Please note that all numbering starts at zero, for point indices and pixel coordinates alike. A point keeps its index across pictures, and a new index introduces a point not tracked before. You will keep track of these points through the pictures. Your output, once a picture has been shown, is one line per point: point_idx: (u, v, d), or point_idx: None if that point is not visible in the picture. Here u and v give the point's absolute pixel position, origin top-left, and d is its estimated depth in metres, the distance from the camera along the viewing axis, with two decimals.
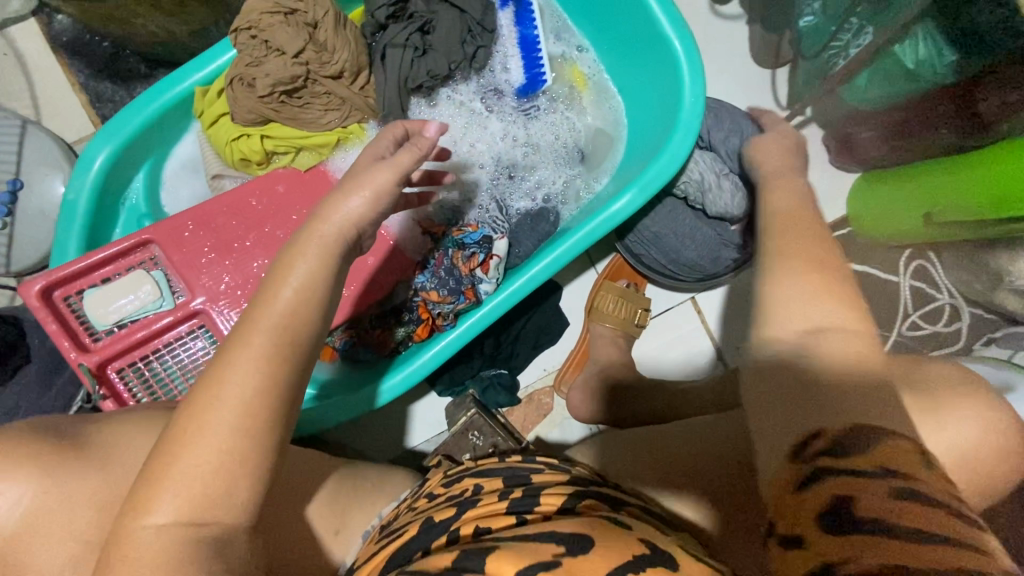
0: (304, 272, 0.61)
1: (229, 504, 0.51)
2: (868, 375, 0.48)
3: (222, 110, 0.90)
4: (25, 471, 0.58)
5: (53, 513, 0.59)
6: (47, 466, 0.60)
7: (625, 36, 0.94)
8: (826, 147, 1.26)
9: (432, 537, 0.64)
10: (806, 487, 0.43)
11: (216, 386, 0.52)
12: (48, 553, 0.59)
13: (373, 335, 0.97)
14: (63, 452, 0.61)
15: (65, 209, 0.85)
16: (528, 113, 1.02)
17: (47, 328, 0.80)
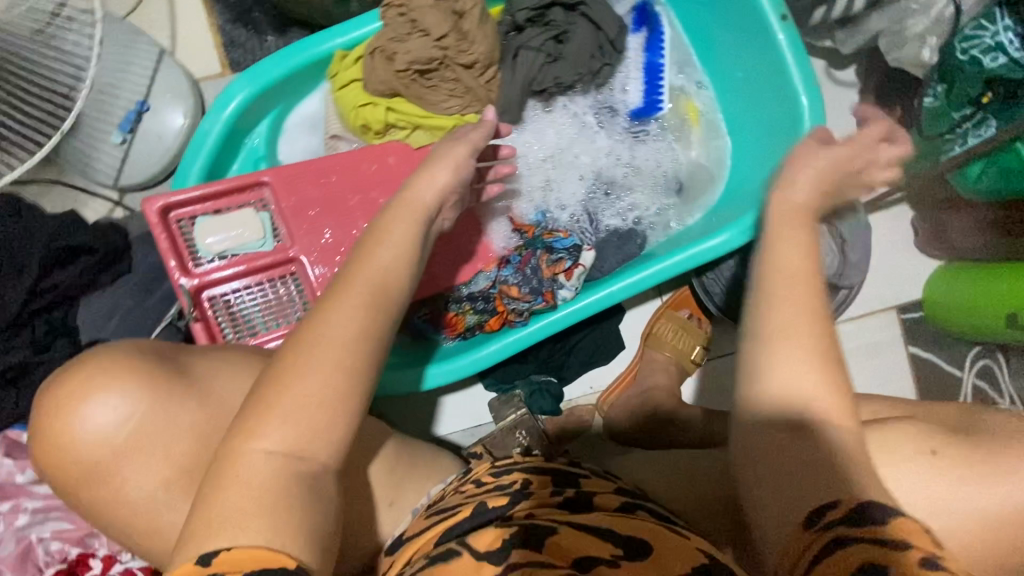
0: (395, 247, 0.67)
1: (325, 452, 0.57)
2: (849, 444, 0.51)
3: (356, 76, 0.94)
4: (138, 388, 0.68)
5: (159, 429, 0.69)
6: (160, 391, 0.69)
7: (749, 82, 0.96)
8: (914, 229, 1.27)
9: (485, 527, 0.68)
10: (811, 538, 0.46)
11: (325, 344, 0.58)
12: (148, 466, 0.68)
13: (446, 316, 0.99)
14: (174, 384, 0.71)
15: (196, 138, 0.89)
16: (637, 136, 1.04)
17: (158, 244, 0.85)
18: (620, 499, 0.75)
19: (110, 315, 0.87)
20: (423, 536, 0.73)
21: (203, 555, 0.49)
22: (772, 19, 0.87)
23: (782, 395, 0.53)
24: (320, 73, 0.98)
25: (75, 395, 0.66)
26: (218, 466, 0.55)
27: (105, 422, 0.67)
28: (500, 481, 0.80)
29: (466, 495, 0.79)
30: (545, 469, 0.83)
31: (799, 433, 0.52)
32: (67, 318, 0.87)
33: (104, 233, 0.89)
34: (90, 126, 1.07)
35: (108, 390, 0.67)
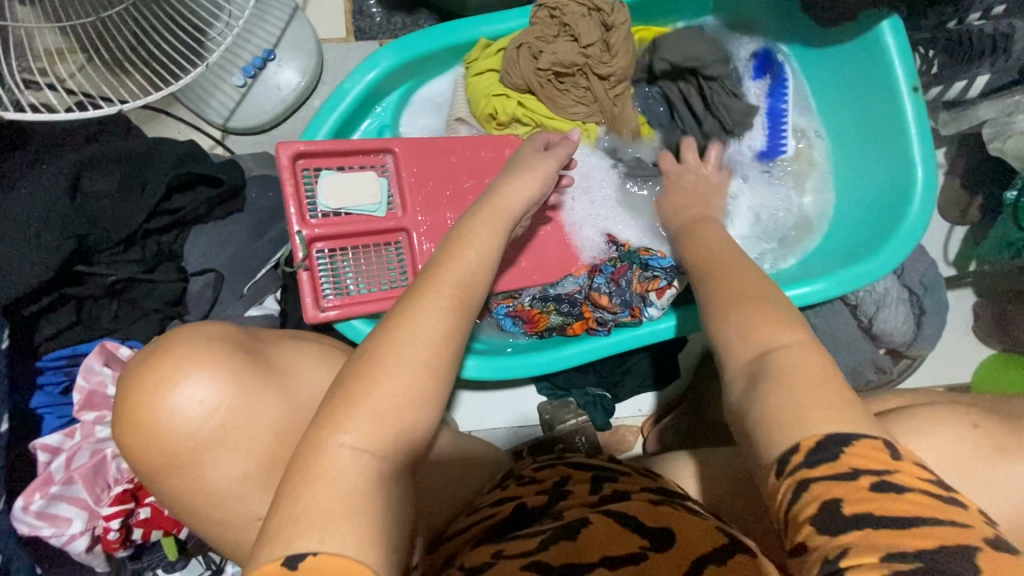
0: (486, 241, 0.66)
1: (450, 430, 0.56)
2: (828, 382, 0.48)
3: (494, 66, 0.97)
4: (218, 360, 0.58)
5: (244, 417, 0.58)
6: (240, 369, 0.60)
7: (864, 145, 1.00)
8: (973, 314, 1.27)
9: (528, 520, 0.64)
10: (781, 488, 0.44)
11: (413, 318, 0.56)
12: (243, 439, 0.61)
13: (531, 311, 1.00)
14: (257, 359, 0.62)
15: (336, 94, 0.92)
16: (760, 176, 1.08)
17: (284, 188, 0.86)
18: (656, 494, 0.65)
19: (223, 246, 0.88)
20: (462, 538, 0.65)
21: (290, 557, 0.44)
22: (902, 89, 0.91)
23: (746, 351, 0.53)
24: (456, 57, 1.01)
25: (158, 377, 0.56)
26: (297, 467, 0.49)
27: (189, 412, 0.57)
28: (538, 479, 0.73)
29: (508, 491, 0.72)
30: (585, 466, 0.76)
31: (755, 377, 0.51)
32: (175, 244, 0.88)
33: (226, 167, 0.89)
34: (216, 65, 1.10)
35: (194, 373, 0.57)
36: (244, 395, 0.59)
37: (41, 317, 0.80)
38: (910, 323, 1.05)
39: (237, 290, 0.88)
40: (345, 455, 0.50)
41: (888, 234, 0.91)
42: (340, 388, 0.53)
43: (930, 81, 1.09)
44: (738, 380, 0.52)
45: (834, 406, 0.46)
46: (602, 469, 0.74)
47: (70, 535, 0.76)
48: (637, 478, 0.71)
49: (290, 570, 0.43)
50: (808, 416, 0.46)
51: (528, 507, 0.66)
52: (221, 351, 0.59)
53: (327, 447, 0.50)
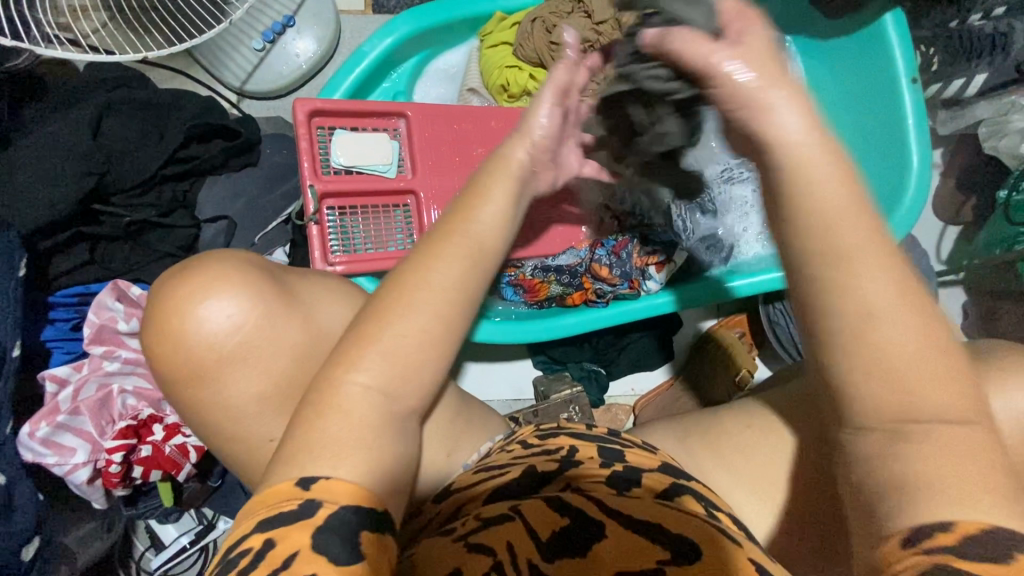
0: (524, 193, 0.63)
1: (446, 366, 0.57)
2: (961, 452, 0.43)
3: (508, 39, 1.00)
4: (240, 285, 0.56)
5: (264, 342, 0.56)
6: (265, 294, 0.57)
7: (859, 134, 1.03)
8: (963, 312, 1.29)
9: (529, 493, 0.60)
10: (905, 563, 0.42)
11: (428, 266, 0.53)
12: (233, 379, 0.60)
13: (532, 280, 1.02)
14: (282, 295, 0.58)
15: (355, 56, 0.94)
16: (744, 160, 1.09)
17: (299, 143, 0.88)
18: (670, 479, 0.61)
19: (235, 198, 0.90)
20: (468, 494, 0.63)
21: (304, 479, 0.47)
22: (901, 80, 0.95)
23: (897, 410, 0.43)
24: (471, 29, 1.04)
25: (188, 290, 0.55)
26: (310, 402, 0.51)
27: (217, 326, 0.55)
28: (546, 448, 0.65)
29: (511, 453, 0.67)
30: (593, 437, 0.67)
31: (899, 440, 0.44)
32: (189, 192, 0.90)
33: (243, 121, 0.92)
34: (236, 28, 1.13)
35: (222, 290, 0.56)
36: (274, 314, 0.56)
37: (56, 253, 0.81)
38: None
39: (248, 240, 0.89)
40: (355, 392, 0.50)
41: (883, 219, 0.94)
42: (356, 325, 0.53)
43: (930, 78, 1.12)
44: (874, 438, 0.45)
45: (984, 487, 0.42)
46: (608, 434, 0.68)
47: (73, 465, 0.77)
48: (641, 452, 0.65)
49: (303, 490, 0.46)
50: (947, 496, 0.42)
51: (531, 474, 0.62)
52: (248, 274, 0.57)
53: (341, 384, 0.50)
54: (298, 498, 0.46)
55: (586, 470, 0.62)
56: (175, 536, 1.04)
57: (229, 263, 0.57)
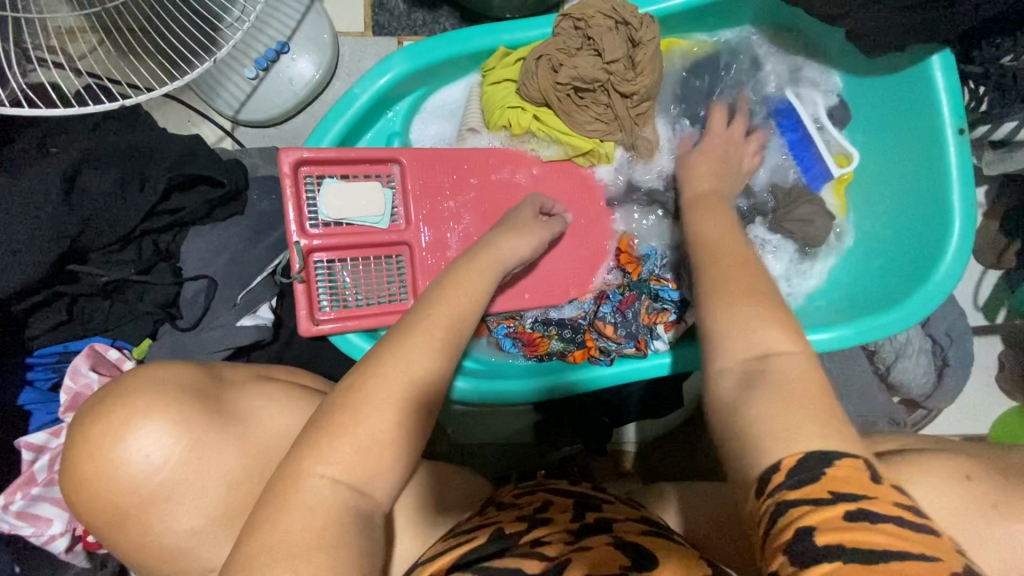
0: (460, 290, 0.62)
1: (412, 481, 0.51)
2: (804, 397, 0.44)
3: (512, 76, 0.92)
4: (159, 411, 0.60)
5: (205, 463, 0.62)
6: (185, 423, 0.61)
7: (896, 186, 0.94)
8: (1000, 363, 1.19)
9: (507, 540, 0.61)
10: (762, 509, 0.41)
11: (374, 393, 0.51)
12: (199, 491, 0.62)
13: (531, 334, 0.97)
14: (207, 418, 0.63)
15: (346, 98, 0.88)
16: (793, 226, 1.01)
17: (284, 195, 0.84)
18: (642, 525, 0.63)
19: (217, 253, 0.85)
20: (437, 559, 0.61)
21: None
22: (947, 131, 0.85)
23: (745, 350, 0.49)
24: (473, 63, 0.96)
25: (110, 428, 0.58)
26: (264, 508, 0.45)
27: (145, 459, 0.59)
28: (518, 504, 0.72)
29: (487, 517, 0.70)
30: (566, 493, 0.74)
31: (754, 380, 0.47)
32: (173, 244, 0.85)
33: (228, 167, 0.87)
34: (229, 56, 1.07)
35: (134, 423, 0.59)
36: (201, 433, 0.62)
37: (32, 314, 0.78)
38: (930, 376, 1.00)
39: (229, 300, 0.84)
40: (321, 486, 0.46)
41: (916, 285, 0.86)
42: (311, 427, 0.49)
43: (978, 118, 1.01)
44: (732, 377, 0.48)
45: (809, 419, 0.43)
46: (585, 495, 0.73)
47: (49, 536, 0.75)
48: (622, 507, 0.70)
49: None
50: (780, 425, 0.43)
51: (505, 530, 0.64)
52: (169, 392, 0.62)
53: (300, 478, 0.46)
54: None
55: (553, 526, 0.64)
56: None
57: (161, 377, 0.63)
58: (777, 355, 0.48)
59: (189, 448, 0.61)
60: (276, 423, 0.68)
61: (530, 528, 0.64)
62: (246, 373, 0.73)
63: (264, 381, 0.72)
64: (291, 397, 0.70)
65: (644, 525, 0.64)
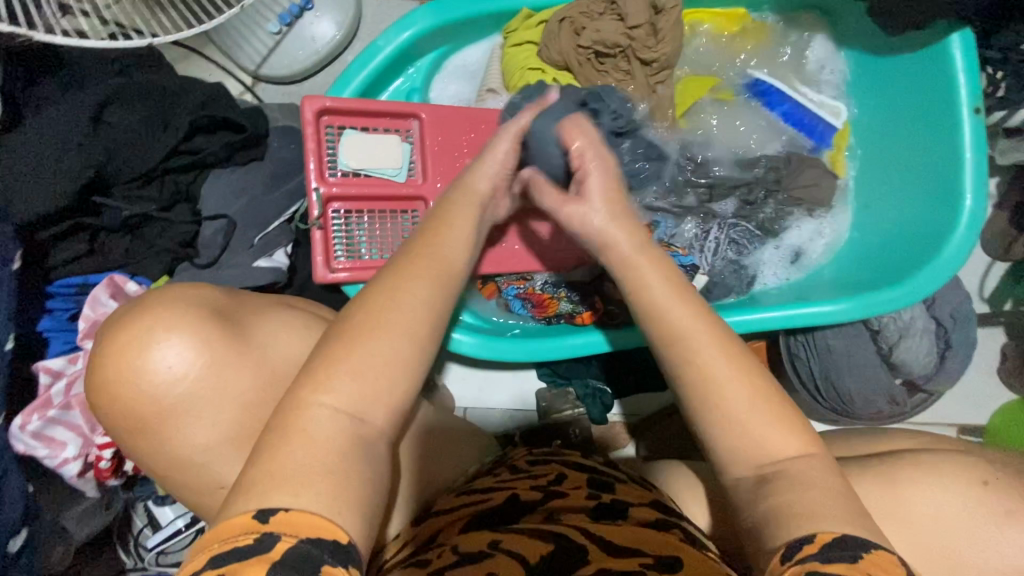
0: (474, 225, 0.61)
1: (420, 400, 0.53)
2: (830, 504, 0.48)
3: (533, 38, 0.94)
4: (179, 324, 0.62)
5: (221, 383, 0.64)
6: (208, 339, 0.63)
7: (906, 166, 0.95)
8: (1000, 355, 1.20)
9: (516, 514, 0.64)
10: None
11: (387, 310, 0.52)
12: (215, 409, 0.64)
13: (540, 295, 0.99)
14: (223, 342, 0.64)
15: (369, 51, 0.90)
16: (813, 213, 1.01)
17: (307, 143, 0.85)
18: (655, 511, 0.64)
19: (238, 195, 0.87)
20: (453, 515, 0.65)
21: (262, 510, 0.42)
22: (961, 109, 0.86)
23: (749, 462, 0.52)
24: (496, 25, 0.98)
25: (139, 331, 0.61)
26: (273, 433, 0.47)
27: (167, 370, 0.62)
28: (533, 472, 0.72)
29: (500, 478, 0.72)
30: (584, 467, 0.74)
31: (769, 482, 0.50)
32: (193, 184, 0.87)
33: (251, 114, 0.88)
34: (253, 9, 1.09)
35: (161, 334, 0.62)
36: (225, 349, 0.64)
37: (55, 243, 0.80)
38: (933, 358, 1.01)
39: (246, 241, 0.86)
40: (323, 415, 0.47)
41: (925, 260, 0.87)
42: (337, 341, 0.50)
43: (994, 105, 1.02)
44: (748, 482, 0.51)
45: (832, 506, 0.47)
46: (598, 471, 0.74)
47: (63, 459, 0.78)
48: (634, 487, 0.71)
49: (260, 524, 0.41)
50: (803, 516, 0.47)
51: (519, 498, 0.66)
52: (194, 309, 0.64)
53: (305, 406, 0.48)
54: (256, 532, 0.41)
55: (574, 500, 0.66)
56: (170, 519, 1.03)
57: (184, 297, 0.65)
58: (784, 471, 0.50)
59: (219, 359, 0.64)
60: (296, 345, 0.69)
61: (546, 500, 0.65)
62: (268, 300, 0.74)
63: (281, 308, 0.72)
64: (307, 326, 0.71)
65: (657, 513, 0.64)
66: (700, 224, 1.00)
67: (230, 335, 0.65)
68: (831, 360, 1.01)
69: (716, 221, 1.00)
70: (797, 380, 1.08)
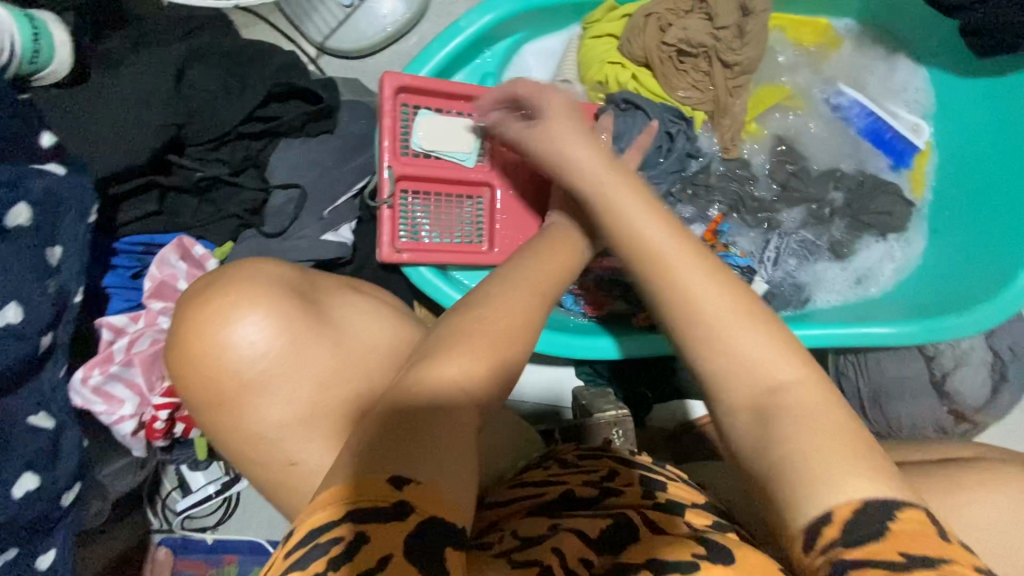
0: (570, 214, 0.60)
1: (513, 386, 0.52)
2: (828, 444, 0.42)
3: (615, 31, 0.93)
4: (257, 300, 0.54)
5: None
6: (286, 318, 0.54)
7: (985, 194, 0.93)
8: None
9: (572, 509, 0.58)
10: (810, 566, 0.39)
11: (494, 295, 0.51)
12: None
13: (596, 293, 0.98)
14: (303, 321, 0.55)
15: (451, 31, 0.88)
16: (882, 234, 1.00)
17: (383, 120, 0.84)
18: (709, 518, 0.58)
19: (309, 167, 0.86)
20: (505, 508, 0.59)
21: (397, 477, 0.39)
22: None
23: (745, 385, 0.45)
24: (576, 15, 0.97)
25: (220, 303, 0.53)
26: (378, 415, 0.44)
27: (243, 349, 0.53)
28: (585, 466, 0.65)
29: (551, 471, 0.64)
30: (635, 463, 0.66)
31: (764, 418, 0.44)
32: (263, 152, 0.85)
33: (326, 85, 0.87)
34: None
35: (235, 312, 0.53)
36: (302, 331, 0.55)
37: (125, 200, 0.79)
38: (987, 391, 1.00)
39: (316, 213, 0.85)
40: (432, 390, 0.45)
41: (998, 288, 0.85)
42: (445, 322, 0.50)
43: None
44: (741, 421, 0.45)
45: (837, 459, 0.41)
46: (652, 469, 0.65)
47: (120, 416, 0.77)
48: (689, 490, 0.62)
49: (395, 490, 0.38)
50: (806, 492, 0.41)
51: (575, 495, 0.60)
52: (271, 286, 0.56)
53: (426, 382, 0.46)
54: (395, 497, 0.38)
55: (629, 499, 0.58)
56: (201, 484, 1.07)
57: (255, 273, 0.57)
58: (787, 388, 0.44)
59: (296, 343, 0.55)
60: (374, 330, 0.59)
61: (604, 499, 0.59)
62: (337, 282, 0.64)
63: (354, 292, 0.63)
64: None
65: (711, 518, 0.58)
66: (761, 236, 0.99)
67: (307, 318, 0.56)
68: (883, 382, 1.00)
69: (779, 234, 0.98)
70: (844, 402, 1.07)
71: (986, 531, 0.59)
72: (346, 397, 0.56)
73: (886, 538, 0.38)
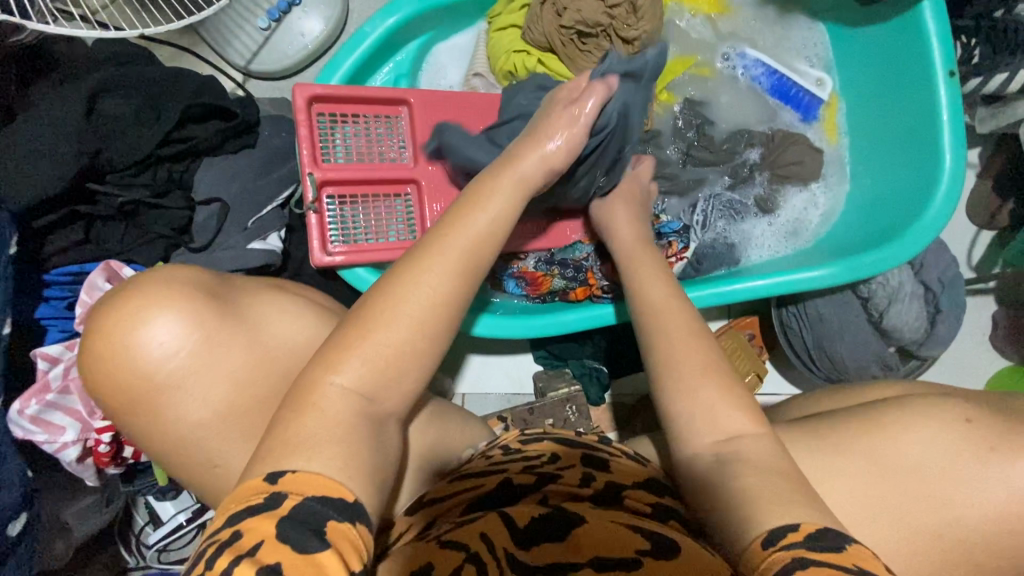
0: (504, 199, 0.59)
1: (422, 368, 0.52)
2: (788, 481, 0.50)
3: (516, 21, 0.97)
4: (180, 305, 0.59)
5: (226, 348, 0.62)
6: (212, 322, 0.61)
7: (891, 133, 0.97)
8: (993, 323, 1.19)
9: (510, 503, 0.59)
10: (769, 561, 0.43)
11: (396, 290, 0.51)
12: None
13: (535, 273, 0.99)
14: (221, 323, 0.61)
15: (355, 37, 0.92)
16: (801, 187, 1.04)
17: (298, 130, 0.87)
18: (654, 498, 0.60)
19: (230, 179, 0.88)
20: (446, 504, 0.60)
21: (271, 472, 0.43)
22: (937, 73, 0.88)
23: (718, 431, 0.54)
24: (480, 11, 1.02)
25: (130, 310, 0.58)
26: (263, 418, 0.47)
27: (163, 345, 0.58)
28: (527, 453, 0.64)
29: (491, 458, 0.65)
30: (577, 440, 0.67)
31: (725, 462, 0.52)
32: (186, 173, 0.88)
33: (243, 102, 0.90)
34: (242, 6, 1.10)
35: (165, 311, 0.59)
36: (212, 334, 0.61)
37: (51, 231, 0.81)
38: (923, 322, 1.02)
39: (240, 224, 0.88)
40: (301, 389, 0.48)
41: (907, 223, 0.88)
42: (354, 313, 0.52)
43: (969, 72, 0.98)
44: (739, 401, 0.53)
45: (785, 502, 0.47)
46: (593, 444, 0.67)
47: (63, 443, 0.78)
48: (631, 462, 0.65)
49: (271, 483, 0.43)
50: (766, 507, 0.47)
51: (512, 483, 0.61)
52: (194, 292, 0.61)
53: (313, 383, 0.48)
54: (266, 490, 0.42)
55: (567, 486, 0.61)
56: (172, 513, 1.04)
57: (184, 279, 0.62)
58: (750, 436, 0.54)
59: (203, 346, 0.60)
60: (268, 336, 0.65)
61: (541, 488, 0.60)
62: (263, 282, 0.70)
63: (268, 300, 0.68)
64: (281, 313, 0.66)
65: (655, 496, 0.60)
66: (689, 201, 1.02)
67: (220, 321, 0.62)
68: (825, 328, 1.02)
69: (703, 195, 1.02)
70: (790, 350, 1.08)
71: (891, 454, 0.60)
72: (248, 397, 0.62)
73: (845, 552, 0.43)
